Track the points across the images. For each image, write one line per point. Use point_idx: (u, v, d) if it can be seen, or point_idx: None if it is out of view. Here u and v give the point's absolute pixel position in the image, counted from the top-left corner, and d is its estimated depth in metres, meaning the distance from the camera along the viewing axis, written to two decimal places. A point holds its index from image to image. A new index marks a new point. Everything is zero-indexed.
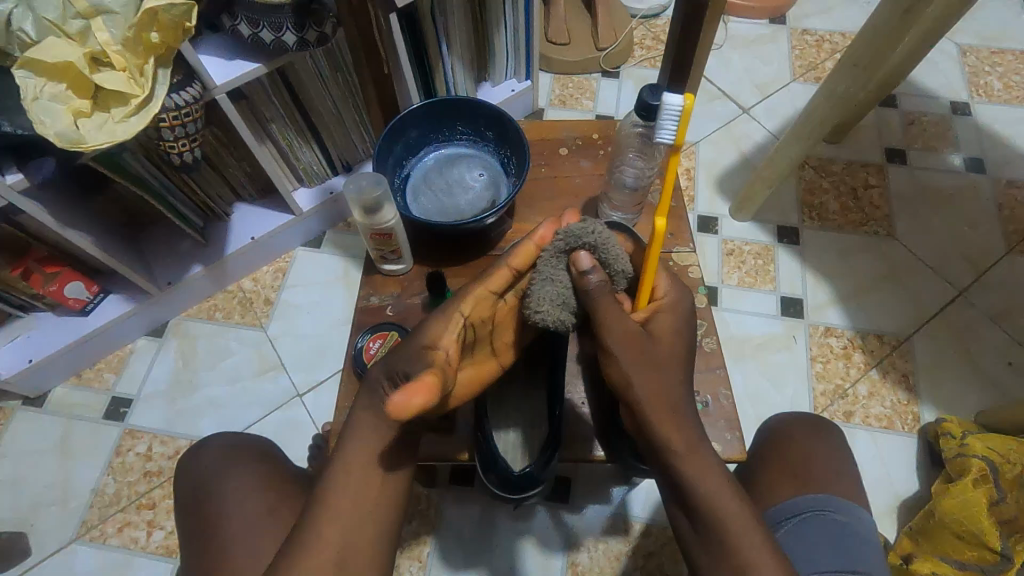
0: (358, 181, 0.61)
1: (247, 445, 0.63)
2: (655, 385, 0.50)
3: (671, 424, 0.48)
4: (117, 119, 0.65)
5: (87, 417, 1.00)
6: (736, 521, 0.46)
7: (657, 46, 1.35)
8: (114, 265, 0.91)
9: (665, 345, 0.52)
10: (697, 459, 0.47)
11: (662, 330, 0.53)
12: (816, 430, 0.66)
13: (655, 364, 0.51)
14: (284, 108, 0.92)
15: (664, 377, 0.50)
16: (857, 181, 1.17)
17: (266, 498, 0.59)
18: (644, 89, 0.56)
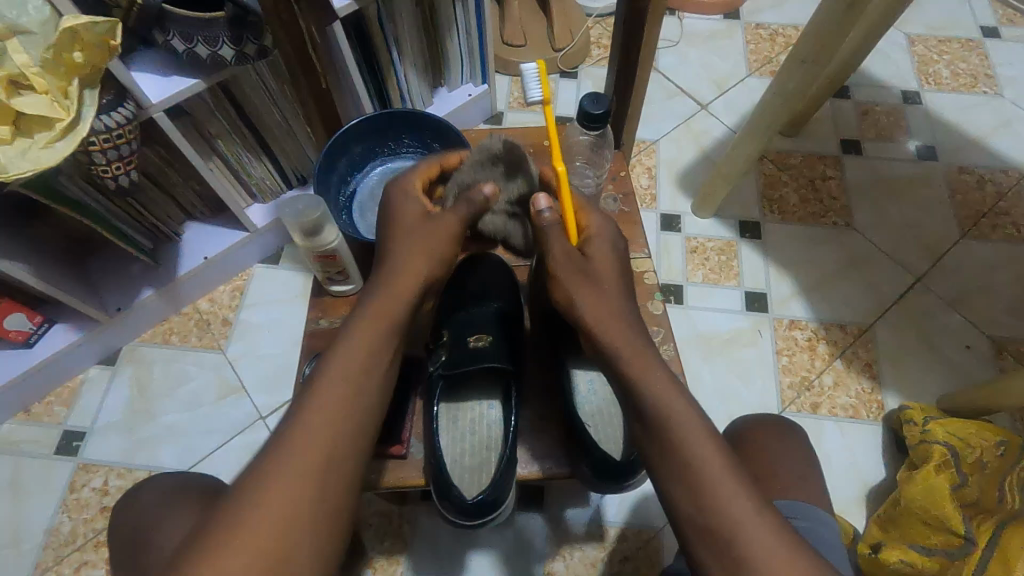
0: (294, 205, 0.59)
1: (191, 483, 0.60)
2: (608, 300, 0.53)
3: (617, 333, 0.51)
4: (41, 145, 0.61)
5: (38, 453, 0.95)
6: (690, 433, 0.46)
7: None
8: (57, 295, 0.87)
9: (600, 267, 0.54)
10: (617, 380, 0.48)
11: (598, 254, 0.55)
12: (777, 432, 0.66)
13: (595, 281, 0.53)
14: (230, 123, 0.89)
15: (608, 293, 0.53)
16: (815, 173, 1.19)
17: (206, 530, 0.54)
18: (587, 98, 0.54)
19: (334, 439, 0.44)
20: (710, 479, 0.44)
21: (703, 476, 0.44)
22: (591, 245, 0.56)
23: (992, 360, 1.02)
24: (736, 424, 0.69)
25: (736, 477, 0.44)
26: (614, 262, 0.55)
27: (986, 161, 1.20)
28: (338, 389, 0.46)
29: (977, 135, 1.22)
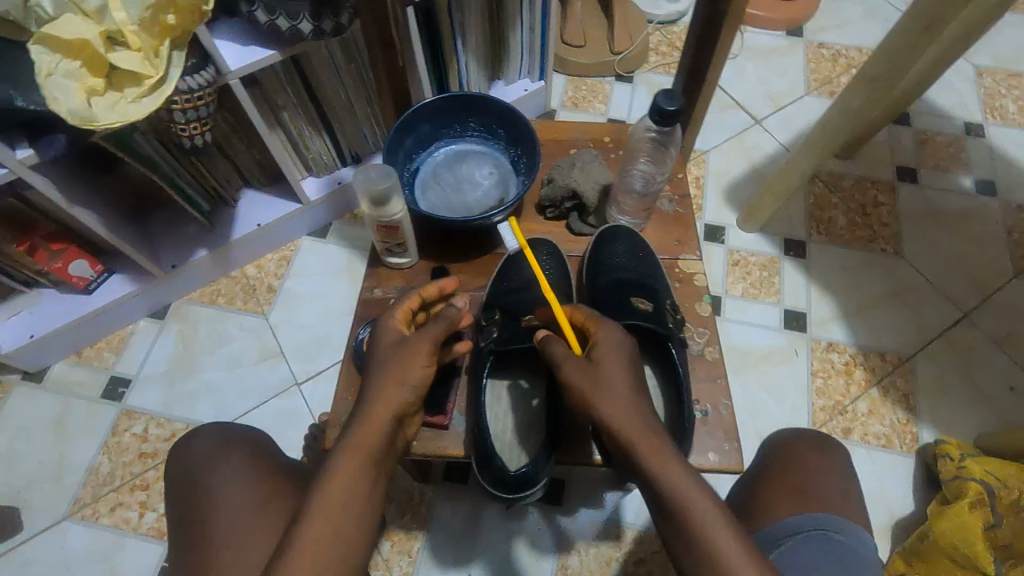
0: (367, 172, 0.58)
1: (235, 433, 0.61)
2: (618, 404, 0.48)
3: (635, 430, 0.47)
4: (129, 100, 0.65)
5: (85, 395, 1.00)
6: (706, 517, 0.44)
7: (673, 53, 1.34)
8: (120, 246, 0.91)
9: (607, 374, 0.50)
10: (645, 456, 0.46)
11: (605, 361, 0.51)
12: (815, 445, 0.66)
13: (600, 381, 0.50)
14: (297, 97, 0.92)
15: (618, 388, 0.49)
16: (866, 198, 1.17)
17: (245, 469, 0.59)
18: (660, 94, 0.53)
19: (349, 506, 0.47)
20: (730, 569, 0.42)
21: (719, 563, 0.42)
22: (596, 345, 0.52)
23: None
24: (772, 437, 0.70)
25: (752, 559, 0.43)
26: (623, 362, 0.51)
27: None
28: (348, 466, 0.48)
29: None
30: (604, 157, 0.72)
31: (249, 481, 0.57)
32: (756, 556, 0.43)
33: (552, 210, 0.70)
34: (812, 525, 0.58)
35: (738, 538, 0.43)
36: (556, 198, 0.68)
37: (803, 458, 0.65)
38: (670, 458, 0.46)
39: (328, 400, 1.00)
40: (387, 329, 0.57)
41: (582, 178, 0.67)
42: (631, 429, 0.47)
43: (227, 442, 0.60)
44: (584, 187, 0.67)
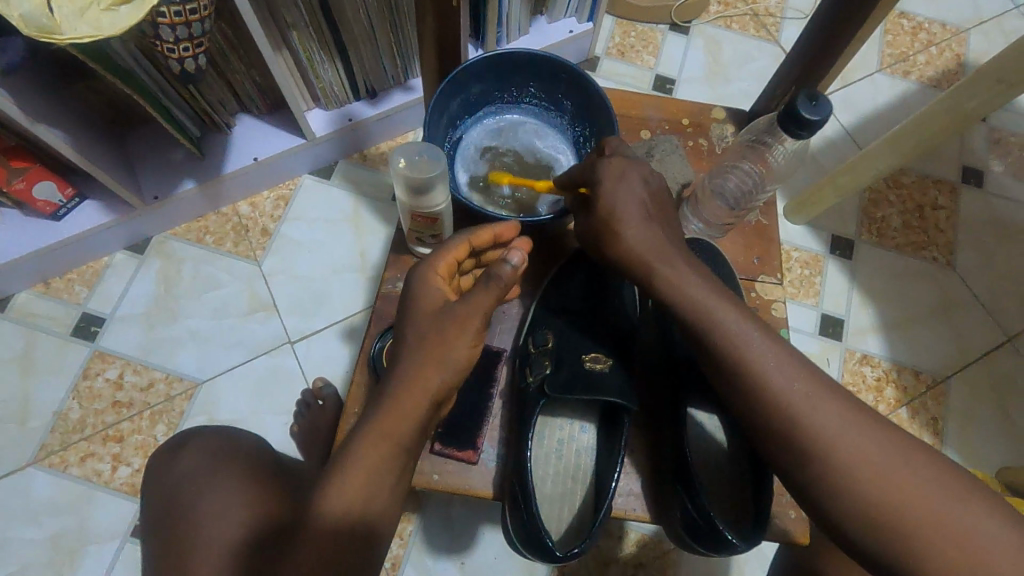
0: (409, 152, 0.48)
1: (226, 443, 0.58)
2: (638, 245, 0.51)
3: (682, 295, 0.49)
4: (103, 7, 0.51)
5: (54, 332, 0.90)
6: (766, 361, 0.46)
7: (737, 4, 1.18)
8: (94, 173, 0.78)
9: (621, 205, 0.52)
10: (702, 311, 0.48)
11: (616, 199, 0.52)
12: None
13: (614, 223, 0.52)
14: (310, 15, 0.77)
15: (641, 236, 0.51)
16: (926, 199, 1.07)
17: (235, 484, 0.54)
18: (799, 94, 0.44)
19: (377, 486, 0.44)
20: (803, 412, 0.44)
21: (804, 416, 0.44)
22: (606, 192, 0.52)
23: None
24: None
25: (829, 402, 0.44)
26: (632, 199, 0.51)
27: None
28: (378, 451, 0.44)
29: None
30: (683, 146, 0.60)
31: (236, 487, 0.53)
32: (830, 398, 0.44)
33: None
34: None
35: (800, 373, 0.45)
36: None
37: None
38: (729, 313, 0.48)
39: (323, 364, 0.92)
40: (431, 293, 0.49)
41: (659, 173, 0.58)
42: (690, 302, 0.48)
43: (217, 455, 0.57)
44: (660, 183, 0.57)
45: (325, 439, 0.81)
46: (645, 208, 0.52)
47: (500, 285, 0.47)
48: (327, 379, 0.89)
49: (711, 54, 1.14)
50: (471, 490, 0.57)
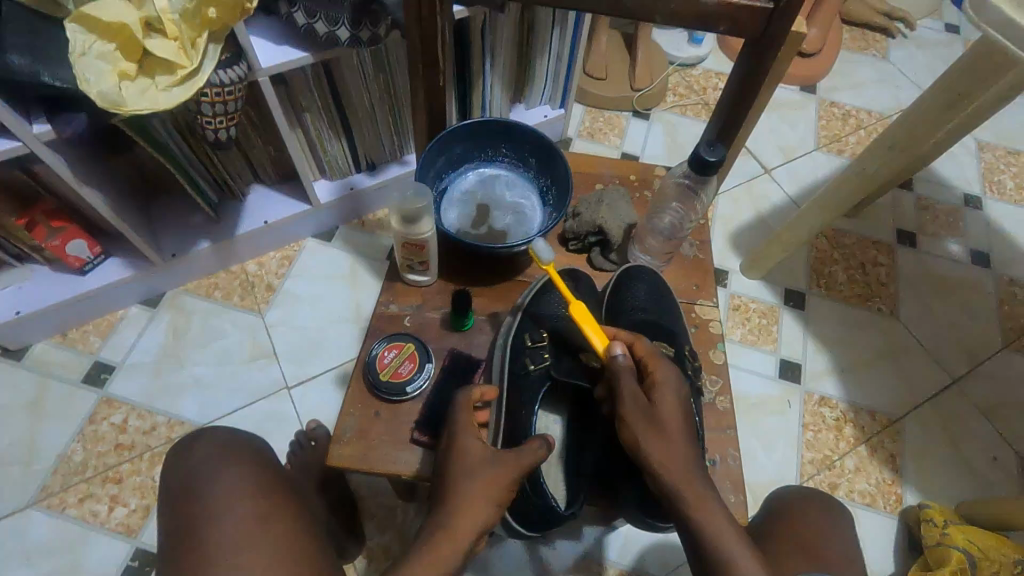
0: (403, 189, 0.58)
1: (237, 441, 0.64)
2: (675, 453, 0.51)
3: (682, 480, 0.50)
4: (160, 88, 0.64)
5: (66, 378, 0.97)
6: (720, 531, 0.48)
7: (690, 95, 1.36)
8: (123, 230, 0.89)
9: (669, 412, 0.53)
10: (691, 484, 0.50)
11: (663, 403, 0.53)
12: (829, 508, 0.66)
13: (663, 428, 0.52)
14: (322, 100, 0.91)
15: (677, 449, 0.51)
16: (867, 257, 1.19)
17: (243, 474, 0.60)
18: (701, 144, 0.55)
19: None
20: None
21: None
22: (659, 395, 0.54)
23: (1017, 478, 1.00)
24: (813, 492, 0.69)
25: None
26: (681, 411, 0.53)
27: None
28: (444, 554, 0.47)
29: None
30: (630, 196, 0.72)
31: (244, 476, 0.59)
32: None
33: (575, 242, 0.70)
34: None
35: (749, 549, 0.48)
36: (581, 232, 0.68)
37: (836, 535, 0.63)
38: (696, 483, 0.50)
39: (318, 407, 0.98)
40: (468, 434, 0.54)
41: (610, 216, 0.67)
42: (675, 472, 0.50)
43: (227, 449, 0.62)
44: (610, 224, 0.66)
45: (317, 473, 0.85)
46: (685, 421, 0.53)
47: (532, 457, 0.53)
48: (320, 420, 0.95)
49: (669, 136, 1.31)
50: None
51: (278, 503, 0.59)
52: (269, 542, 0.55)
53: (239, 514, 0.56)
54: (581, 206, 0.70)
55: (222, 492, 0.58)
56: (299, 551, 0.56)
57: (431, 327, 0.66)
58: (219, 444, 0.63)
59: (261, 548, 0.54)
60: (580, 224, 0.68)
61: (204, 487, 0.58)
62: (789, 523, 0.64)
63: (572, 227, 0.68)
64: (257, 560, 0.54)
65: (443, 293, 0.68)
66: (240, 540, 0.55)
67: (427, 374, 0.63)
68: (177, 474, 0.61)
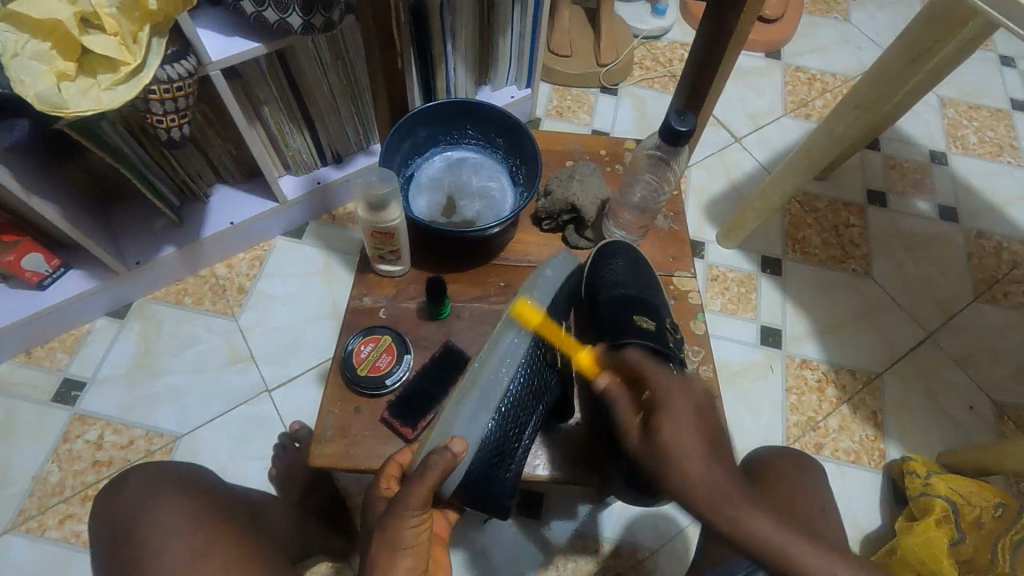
0: (367, 176, 0.57)
1: (172, 469, 0.62)
2: (699, 477, 0.48)
3: (716, 501, 0.47)
4: (103, 87, 0.61)
5: (34, 398, 0.93)
6: (777, 538, 0.46)
7: (657, 68, 1.35)
8: (80, 240, 0.85)
9: (677, 439, 0.49)
10: (720, 497, 0.47)
11: (668, 432, 0.50)
12: (793, 461, 0.70)
13: (672, 454, 0.49)
14: (280, 92, 0.88)
15: (695, 458, 0.48)
16: (839, 219, 1.20)
17: (179, 501, 0.59)
18: (671, 114, 0.56)
19: None
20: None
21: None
22: (658, 425, 0.50)
23: (994, 424, 1.03)
24: (750, 458, 0.73)
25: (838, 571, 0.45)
26: (690, 424, 0.50)
27: (1005, 230, 1.22)
28: None
29: (999, 204, 1.25)
30: (602, 170, 0.72)
31: (180, 503, 0.58)
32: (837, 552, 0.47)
33: (549, 222, 0.70)
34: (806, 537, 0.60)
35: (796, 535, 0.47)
36: (554, 211, 0.68)
37: (795, 475, 0.68)
38: (741, 505, 0.47)
39: (301, 408, 0.96)
40: (406, 516, 0.46)
41: (582, 193, 0.66)
42: (699, 489, 0.47)
43: (159, 480, 0.61)
44: (583, 201, 0.66)
45: (303, 480, 0.83)
46: (697, 427, 0.50)
47: (426, 479, 0.47)
48: (302, 421, 0.93)
49: (638, 111, 1.29)
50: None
51: (218, 530, 0.57)
52: (211, 570, 0.54)
53: (183, 543, 0.55)
54: (552, 184, 0.69)
55: (158, 527, 0.56)
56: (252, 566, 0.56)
57: (409, 316, 0.65)
58: (152, 474, 0.61)
59: None
60: (552, 203, 0.67)
61: (137, 526, 0.57)
62: (755, 491, 0.67)
63: (545, 207, 0.68)
64: None
65: (419, 280, 0.67)
66: (180, 573, 0.54)
67: (406, 365, 0.62)
68: (112, 510, 0.59)
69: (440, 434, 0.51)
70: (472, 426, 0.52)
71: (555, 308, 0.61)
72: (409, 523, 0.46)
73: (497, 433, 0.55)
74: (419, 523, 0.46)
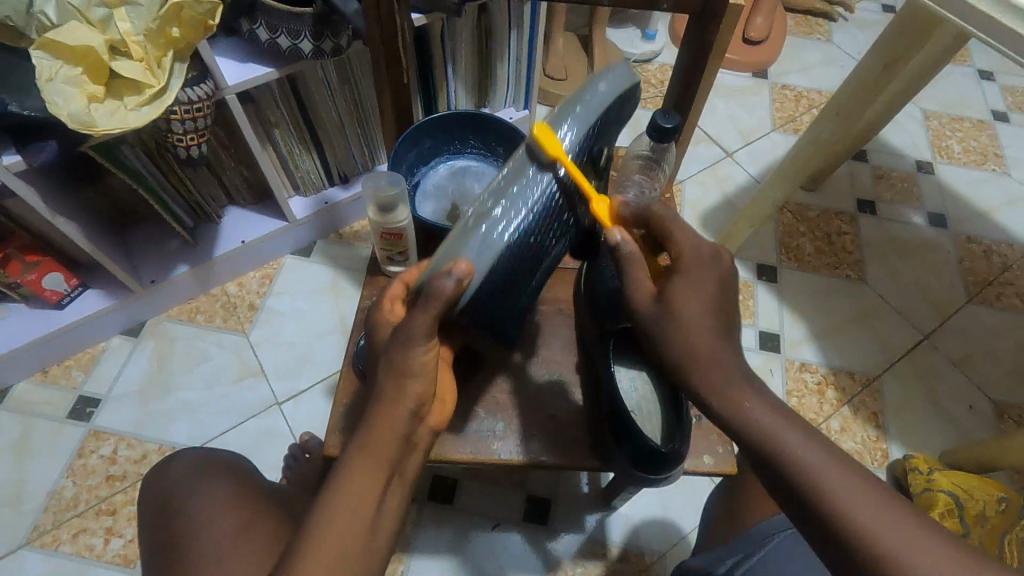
0: (376, 179, 0.63)
1: (218, 458, 0.66)
2: (689, 337, 0.43)
3: (703, 371, 0.42)
4: (129, 107, 0.66)
5: (50, 415, 0.95)
6: (772, 423, 0.41)
7: (649, 88, 1.41)
8: (99, 259, 0.89)
9: (689, 309, 0.43)
10: (709, 359, 0.42)
11: (680, 297, 0.43)
12: None
13: (678, 325, 0.43)
14: (290, 114, 0.93)
15: (697, 320, 0.43)
16: (831, 227, 1.24)
17: (224, 485, 0.62)
18: (656, 112, 0.60)
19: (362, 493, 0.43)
20: (805, 467, 0.39)
21: (800, 470, 0.39)
22: (668, 288, 0.44)
23: (994, 422, 1.04)
24: None
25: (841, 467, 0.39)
26: (706, 293, 0.43)
27: (994, 234, 1.25)
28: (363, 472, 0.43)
29: (986, 210, 1.28)
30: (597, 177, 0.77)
31: (225, 486, 0.62)
32: (850, 466, 0.40)
33: None
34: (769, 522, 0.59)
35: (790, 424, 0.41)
36: None
37: None
38: (740, 387, 0.42)
39: (310, 419, 0.98)
40: (414, 346, 0.45)
41: None
42: (694, 352, 0.42)
43: (206, 464, 0.64)
44: None
45: (314, 484, 0.84)
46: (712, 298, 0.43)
47: (436, 303, 0.44)
48: (312, 432, 0.94)
49: (632, 129, 1.34)
50: (473, 459, 0.63)
51: (255, 512, 0.60)
52: (248, 547, 0.57)
53: (224, 522, 0.58)
54: None
55: (204, 506, 0.60)
56: (285, 546, 0.58)
57: None
58: (196, 461, 0.65)
59: (241, 555, 0.56)
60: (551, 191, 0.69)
61: (187, 502, 0.60)
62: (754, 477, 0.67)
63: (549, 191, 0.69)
64: (247, 561, 0.55)
65: None
66: (219, 548, 0.56)
67: None
68: (153, 496, 0.63)
69: (447, 254, 0.47)
70: (486, 250, 0.47)
71: (591, 139, 0.53)
72: (416, 353, 0.45)
73: (506, 267, 0.50)
74: (427, 351, 0.46)
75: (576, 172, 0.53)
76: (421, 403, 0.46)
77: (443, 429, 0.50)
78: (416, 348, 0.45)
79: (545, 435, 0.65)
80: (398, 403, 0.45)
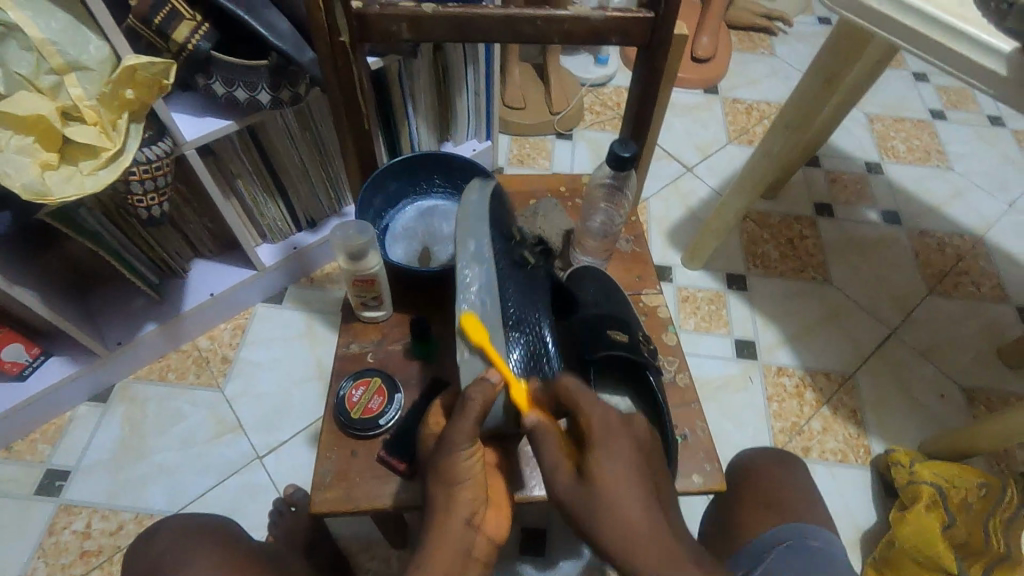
0: (345, 229, 0.63)
1: (202, 523, 0.63)
2: (602, 499, 0.45)
3: (612, 526, 0.44)
4: (85, 172, 0.65)
5: (16, 494, 0.91)
6: None
7: (606, 111, 1.44)
8: (63, 326, 0.86)
9: (596, 476, 0.45)
10: (614, 519, 0.44)
11: (591, 467, 0.46)
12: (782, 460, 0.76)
13: (593, 490, 0.45)
14: (252, 164, 0.93)
15: (607, 478, 0.45)
16: (793, 233, 1.28)
17: (210, 553, 0.60)
18: (614, 143, 0.62)
19: None
20: None
21: None
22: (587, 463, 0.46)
23: (965, 409, 1.08)
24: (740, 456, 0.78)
25: None
26: (614, 463, 0.46)
27: (945, 227, 1.31)
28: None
29: (935, 204, 1.34)
30: (563, 205, 0.80)
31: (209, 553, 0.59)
32: None
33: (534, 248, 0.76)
34: (764, 544, 0.67)
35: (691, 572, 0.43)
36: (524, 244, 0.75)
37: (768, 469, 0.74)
38: (658, 559, 0.43)
39: (293, 471, 0.95)
40: (459, 451, 0.49)
41: (547, 226, 0.76)
42: (602, 512, 0.44)
43: (188, 534, 0.62)
44: (550, 234, 0.75)
45: (303, 538, 0.82)
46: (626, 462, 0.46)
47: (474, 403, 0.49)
48: (297, 485, 0.92)
49: (594, 151, 1.37)
50: None
51: None
52: None
53: None
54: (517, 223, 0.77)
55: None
56: None
57: (395, 359, 0.68)
58: (177, 530, 0.62)
59: None
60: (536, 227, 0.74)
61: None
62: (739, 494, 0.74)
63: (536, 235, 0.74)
64: None
65: (401, 324, 0.70)
66: None
67: (396, 405, 0.64)
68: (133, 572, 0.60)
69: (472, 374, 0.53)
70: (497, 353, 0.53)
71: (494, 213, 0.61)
72: (462, 458, 0.49)
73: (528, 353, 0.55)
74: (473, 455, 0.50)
75: (507, 244, 0.60)
76: (476, 506, 0.49)
77: (502, 542, 0.51)
78: (461, 451, 0.49)
79: (533, 468, 0.64)
80: (452, 510, 0.48)
